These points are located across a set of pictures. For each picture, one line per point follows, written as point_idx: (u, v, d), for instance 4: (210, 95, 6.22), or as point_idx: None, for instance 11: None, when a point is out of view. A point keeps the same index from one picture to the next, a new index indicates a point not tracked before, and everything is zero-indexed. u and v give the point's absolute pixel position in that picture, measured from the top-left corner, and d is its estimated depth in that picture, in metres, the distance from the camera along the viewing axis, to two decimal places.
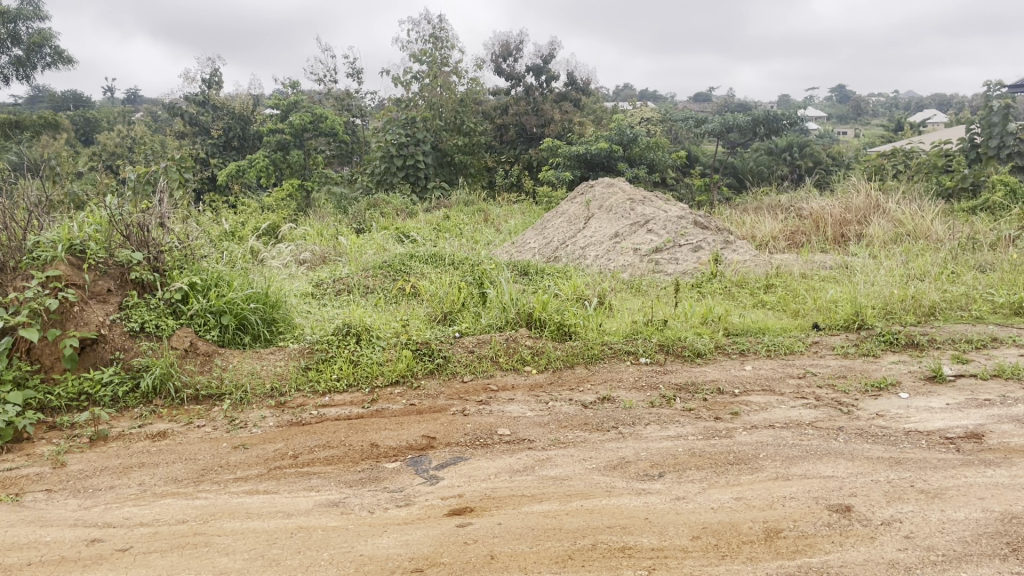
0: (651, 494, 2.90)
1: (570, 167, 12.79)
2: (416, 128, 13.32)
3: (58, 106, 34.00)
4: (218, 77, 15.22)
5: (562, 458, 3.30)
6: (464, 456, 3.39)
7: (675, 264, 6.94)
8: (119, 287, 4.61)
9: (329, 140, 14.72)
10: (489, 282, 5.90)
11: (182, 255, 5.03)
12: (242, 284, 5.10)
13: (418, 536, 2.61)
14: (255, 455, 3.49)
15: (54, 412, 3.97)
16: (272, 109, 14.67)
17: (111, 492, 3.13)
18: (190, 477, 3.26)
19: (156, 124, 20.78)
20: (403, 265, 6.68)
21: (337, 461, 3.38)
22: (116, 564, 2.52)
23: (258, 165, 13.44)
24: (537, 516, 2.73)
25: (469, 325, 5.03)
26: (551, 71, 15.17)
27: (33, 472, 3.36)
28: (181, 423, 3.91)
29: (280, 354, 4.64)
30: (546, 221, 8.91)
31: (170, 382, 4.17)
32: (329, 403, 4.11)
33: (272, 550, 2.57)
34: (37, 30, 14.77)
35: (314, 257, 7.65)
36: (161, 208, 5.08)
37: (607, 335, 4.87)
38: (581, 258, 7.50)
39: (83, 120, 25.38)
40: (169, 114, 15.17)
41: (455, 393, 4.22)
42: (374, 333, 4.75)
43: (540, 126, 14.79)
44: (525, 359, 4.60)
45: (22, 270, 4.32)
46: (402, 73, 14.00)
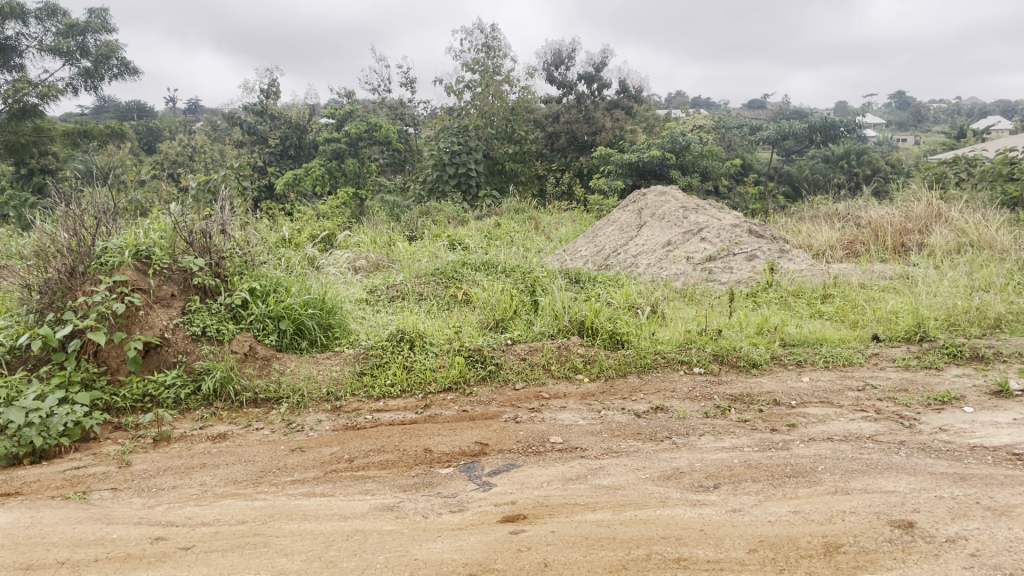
0: (706, 505, 2.87)
1: (622, 175, 12.78)
2: (468, 137, 13.44)
3: (123, 116, 35.17)
4: (276, 87, 15.61)
5: (614, 467, 3.28)
6: (516, 463, 3.40)
7: (729, 273, 6.85)
8: (182, 292, 4.77)
9: (382, 149, 14.94)
10: (540, 291, 5.93)
11: (242, 261, 5.16)
12: (300, 290, 5.23)
13: (471, 542, 2.62)
14: (312, 458, 3.55)
15: (120, 413, 4.08)
16: (328, 119, 14.97)
17: (174, 492, 3.22)
18: (249, 478, 3.33)
19: (214, 133, 21.27)
20: (456, 272, 6.73)
21: (391, 466, 3.42)
22: (179, 561, 2.58)
23: (314, 174, 13.58)
24: (590, 526, 2.72)
25: (520, 333, 5.04)
26: (603, 79, 15.13)
27: (100, 471, 3.46)
28: (241, 426, 4.00)
29: (336, 359, 4.72)
30: (597, 229, 8.88)
31: (230, 385, 4.27)
32: (383, 408, 4.17)
33: (329, 551, 2.61)
34: (104, 43, 15.27)
35: (369, 264, 7.76)
36: (223, 215, 5.19)
37: (660, 344, 4.83)
38: (633, 266, 7.47)
39: (146, 129, 26.12)
40: (228, 124, 15.57)
41: (507, 400, 4.24)
42: (427, 340, 4.79)
43: (591, 134, 14.78)
44: (577, 367, 4.59)
45: (91, 274, 4.46)
46: (454, 82, 14.15)
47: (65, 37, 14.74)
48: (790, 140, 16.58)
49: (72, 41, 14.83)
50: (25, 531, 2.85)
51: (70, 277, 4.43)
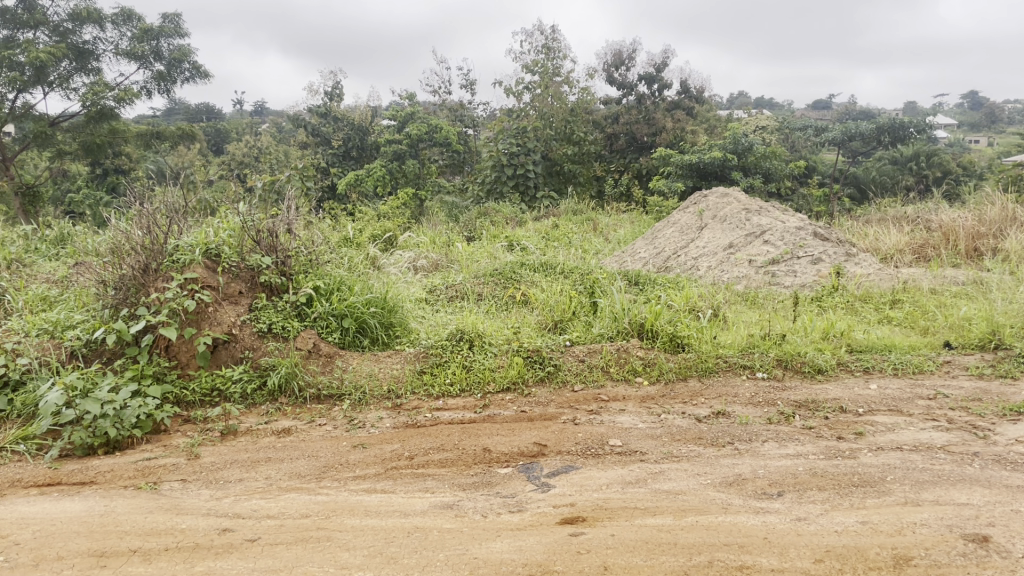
0: (770, 513, 2.82)
1: (682, 176, 12.65)
2: (527, 138, 13.46)
3: (194, 118, 36.31)
4: (339, 90, 15.89)
5: (675, 472, 3.25)
6: (575, 465, 3.39)
7: (793, 277, 6.72)
8: (249, 289, 4.90)
9: (442, 150, 15.04)
10: (599, 292, 5.91)
11: (307, 260, 5.28)
12: (362, 289, 5.32)
13: (530, 543, 2.63)
14: (374, 454, 3.60)
15: (189, 406, 4.20)
16: (389, 120, 15.19)
17: (240, 484, 3.30)
18: (312, 473, 3.40)
19: (280, 134, 21.76)
20: (514, 273, 6.76)
21: (450, 464, 3.44)
22: (245, 553, 2.64)
23: (375, 175, 13.75)
24: (651, 530, 2.70)
25: (580, 334, 5.03)
26: (664, 80, 15.00)
27: (170, 462, 3.57)
28: (304, 421, 4.08)
29: (397, 357, 4.79)
30: (657, 231, 8.81)
31: (294, 381, 4.36)
32: (442, 408, 4.20)
33: (390, 548, 2.64)
34: (177, 47, 15.73)
35: (429, 264, 7.84)
36: (289, 214, 5.31)
37: (722, 348, 4.75)
38: (694, 269, 7.39)
39: (214, 131, 26.86)
40: (293, 125, 15.91)
41: (565, 401, 4.23)
42: (486, 340, 4.82)
43: (651, 135, 14.69)
44: (636, 370, 4.55)
45: (163, 271, 4.60)
46: (514, 83, 14.20)
47: (140, 42, 15.20)
48: (858, 141, 16.18)
49: (147, 46, 15.28)
50: (99, 519, 2.95)
51: (144, 274, 4.57)
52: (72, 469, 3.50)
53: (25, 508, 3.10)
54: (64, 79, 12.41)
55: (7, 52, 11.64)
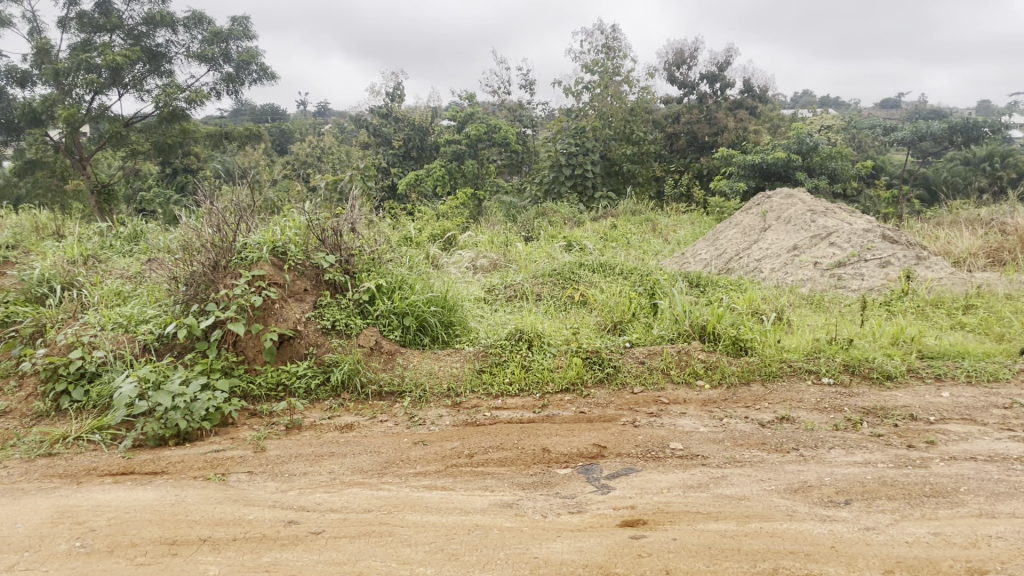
0: (837, 522, 2.76)
1: (744, 176, 12.44)
2: (585, 138, 13.42)
3: (260, 119, 37.19)
4: (401, 90, 16.08)
5: (737, 478, 3.20)
6: (635, 467, 3.36)
7: (860, 280, 6.55)
8: (314, 287, 5.00)
9: (501, 151, 15.09)
10: (660, 293, 5.85)
11: (369, 259, 5.36)
12: (423, 288, 5.38)
13: (591, 545, 2.62)
14: (434, 451, 3.64)
15: (255, 401, 4.30)
16: (449, 121, 15.32)
17: (304, 477, 3.37)
18: (374, 469, 3.45)
19: (342, 134, 22.15)
20: (573, 273, 6.74)
21: (509, 464, 3.46)
22: (310, 545, 2.69)
23: (434, 175, 13.86)
24: (713, 535, 2.67)
25: (640, 335, 4.99)
26: (727, 78, 14.77)
27: (237, 454, 3.66)
28: (366, 417, 4.15)
29: (456, 356, 4.83)
30: (718, 232, 8.68)
31: (357, 377, 4.43)
32: (502, 407, 4.22)
33: (451, 545, 2.66)
34: (245, 49, 16.11)
35: (488, 264, 7.87)
36: (353, 213, 5.40)
37: (787, 352, 4.66)
38: (756, 271, 7.27)
39: (279, 131, 27.46)
40: (355, 126, 16.16)
41: (625, 403, 4.20)
42: (545, 340, 4.82)
43: (713, 135, 14.49)
44: (697, 373, 4.50)
45: (232, 269, 4.73)
46: (573, 83, 14.16)
47: (211, 44, 15.61)
48: (928, 141, 15.69)
49: (217, 48, 15.67)
50: (171, 508, 3.04)
51: (213, 270, 4.70)
52: (145, 459, 3.62)
53: (101, 496, 3.21)
54: (138, 81, 12.81)
55: (86, 55, 12.08)
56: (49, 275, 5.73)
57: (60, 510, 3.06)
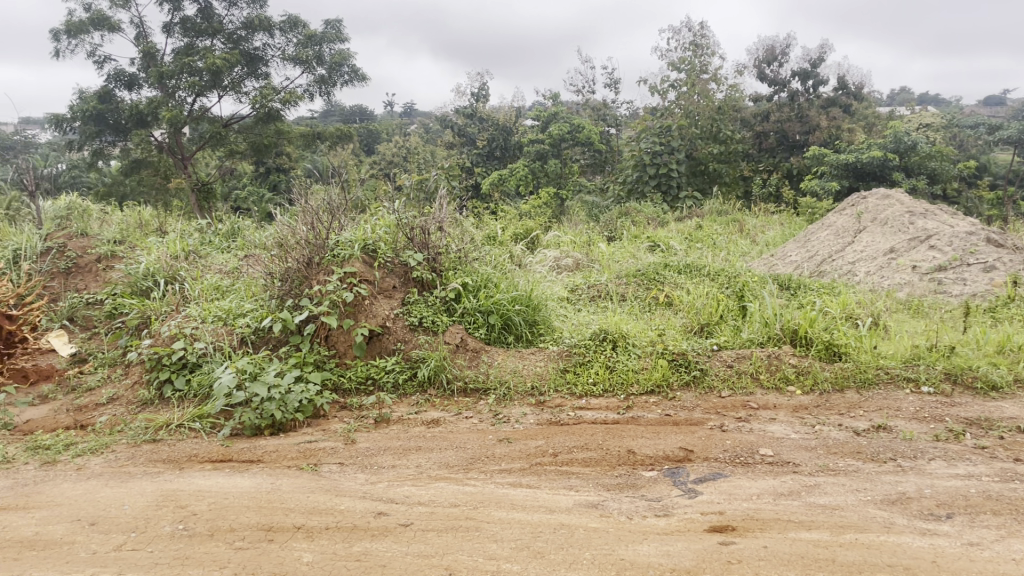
0: (938, 536, 2.65)
1: (837, 176, 12.05)
2: (671, 137, 13.23)
3: (348, 120, 38.12)
4: (486, 91, 16.22)
5: (831, 486, 3.10)
6: (724, 472, 3.30)
7: (962, 285, 6.26)
8: (403, 284, 5.10)
9: (584, 150, 15.02)
10: (749, 296, 5.73)
11: (456, 258, 5.44)
12: (508, 287, 5.42)
13: (679, 549, 2.59)
14: (519, 449, 3.66)
15: (346, 393, 4.41)
16: (533, 121, 15.35)
17: (392, 470, 3.44)
18: (460, 464, 3.50)
19: (428, 134, 22.47)
20: (657, 275, 6.66)
21: (594, 464, 3.45)
22: (399, 537, 2.75)
23: (518, 174, 13.91)
24: (806, 544, 2.60)
25: (728, 339, 4.90)
26: (820, 75, 14.34)
27: (328, 446, 3.76)
28: (452, 413, 4.20)
29: (540, 355, 4.84)
30: (810, 233, 8.43)
31: (443, 374, 4.50)
32: (586, 407, 4.21)
33: (537, 542, 2.67)
34: (337, 51, 16.53)
35: (572, 263, 7.86)
36: (441, 212, 5.48)
37: (883, 359, 4.50)
38: (850, 275, 7.03)
39: (366, 132, 28.06)
40: (440, 126, 16.38)
41: (712, 407, 4.14)
42: (630, 341, 4.78)
43: (805, 133, 14.08)
44: (788, 378, 4.38)
45: (324, 265, 4.88)
46: (659, 81, 14.01)
47: (304, 47, 16.08)
48: None
49: (311, 51, 16.12)
50: (267, 496, 3.16)
51: (307, 267, 4.87)
52: (242, 447, 3.76)
53: (201, 481, 3.35)
54: (237, 83, 13.29)
55: (188, 59, 12.61)
56: (152, 271, 6.00)
57: (164, 494, 3.21)
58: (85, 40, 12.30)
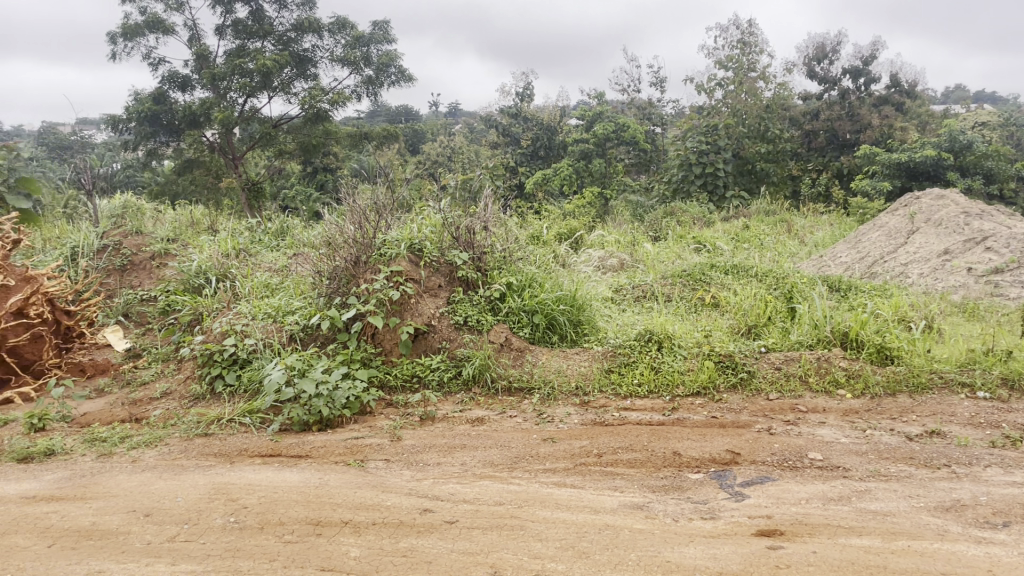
0: (994, 544, 2.58)
1: (889, 176, 11.79)
2: (718, 136, 13.04)
3: (393, 120, 38.46)
4: (531, 90, 16.22)
5: (883, 492, 3.04)
6: (771, 476, 3.26)
7: (1020, 288, 6.07)
8: (448, 283, 5.14)
9: (629, 149, 14.93)
10: (798, 298, 5.64)
11: (501, 257, 5.45)
12: (552, 287, 5.41)
13: (726, 552, 2.56)
14: (563, 449, 3.66)
15: (392, 391, 4.46)
16: (578, 120, 15.30)
17: (438, 468, 3.47)
18: (505, 463, 3.51)
19: (473, 134, 22.56)
20: (703, 275, 6.59)
21: (639, 465, 3.43)
22: (444, 534, 2.77)
23: (562, 174, 13.87)
24: (857, 551, 2.56)
25: (776, 341, 4.83)
26: (872, 73, 14.05)
27: (375, 442, 3.81)
28: (496, 412, 4.22)
29: (585, 355, 4.83)
30: (861, 234, 8.26)
31: (487, 372, 4.52)
32: (631, 408, 4.19)
33: (582, 542, 2.67)
34: (385, 52, 16.68)
35: (617, 263, 7.82)
36: (486, 212, 5.50)
37: (937, 363, 4.40)
38: (902, 277, 6.88)
39: (411, 132, 28.27)
40: (485, 126, 16.42)
41: (760, 410, 4.08)
42: (676, 342, 4.74)
43: (855, 132, 13.80)
44: (838, 381, 4.31)
45: (372, 264, 4.94)
46: (706, 80, 13.87)
47: (352, 49, 16.27)
48: None
49: (358, 52, 16.30)
50: (315, 490, 3.21)
51: (355, 265, 4.93)
52: (291, 442, 3.83)
53: (252, 475, 3.42)
54: (286, 84, 13.49)
55: (240, 61, 12.85)
56: (204, 268, 6.13)
57: (216, 487, 3.28)
58: (140, 43, 12.62)
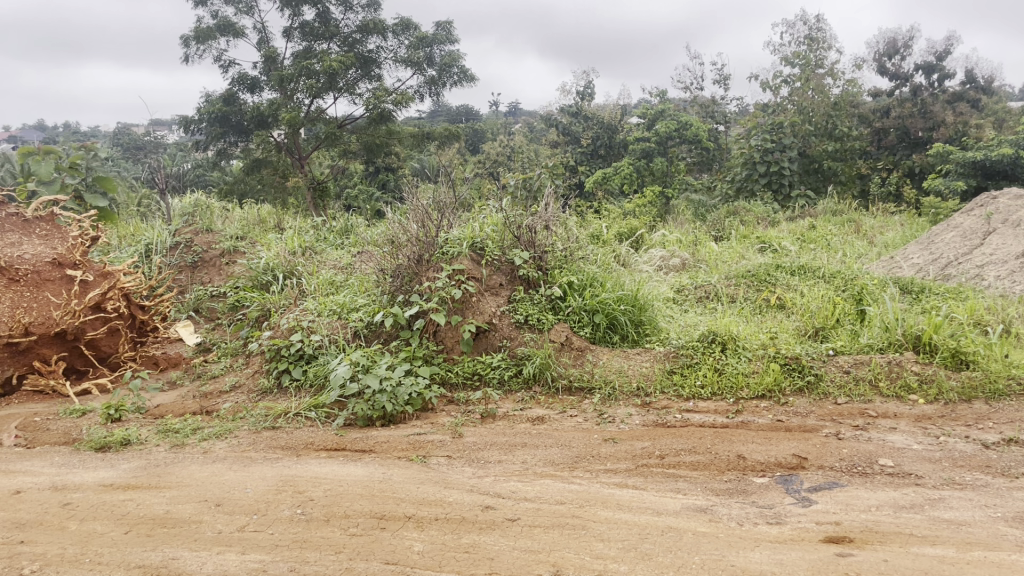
0: None
1: (963, 175, 11.39)
2: (783, 133, 12.76)
3: (454, 120, 38.74)
4: (592, 89, 16.16)
5: (958, 501, 2.95)
6: (840, 482, 3.18)
7: None
8: (509, 282, 5.16)
9: (691, 147, 14.74)
10: (867, 300, 5.49)
11: (562, 256, 5.45)
12: (614, 286, 5.38)
13: (793, 558, 2.51)
14: (624, 450, 3.64)
15: (453, 388, 4.50)
16: (639, 119, 15.16)
17: (499, 465, 3.49)
18: (566, 462, 3.50)
19: (533, 133, 22.56)
20: (768, 276, 6.47)
21: (702, 468, 3.39)
22: (506, 531, 2.78)
23: (623, 173, 13.76)
24: (930, 560, 2.48)
25: (844, 343, 4.71)
26: (946, 69, 13.59)
27: (437, 439, 3.85)
28: (556, 411, 4.22)
29: (646, 356, 4.79)
30: (934, 235, 8.00)
31: (548, 371, 4.52)
32: (693, 409, 4.14)
33: (644, 544, 2.65)
34: (448, 53, 16.82)
35: (679, 263, 7.72)
36: (548, 211, 5.50)
37: (1016, 369, 4.23)
38: (978, 279, 6.64)
39: (472, 132, 28.43)
40: (545, 125, 16.40)
41: (827, 414, 3.99)
42: (740, 344, 4.66)
43: (928, 130, 13.37)
44: (911, 387, 4.18)
45: (434, 262, 4.99)
46: (771, 77, 13.62)
47: (415, 49, 16.43)
48: None
49: (422, 53, 16.46)
50: (379, 485, 3.25)
51: (418, 263, 4.99)
52: (355, 437, 3.89)
53: (318, 468, 3.49)
54: (351, 85, 13.70)
55: (307, 62, 13.10)
56: (272, 266, 6.28)
57: (283, 479, 3.35)
58: (212, 46, 12.96)
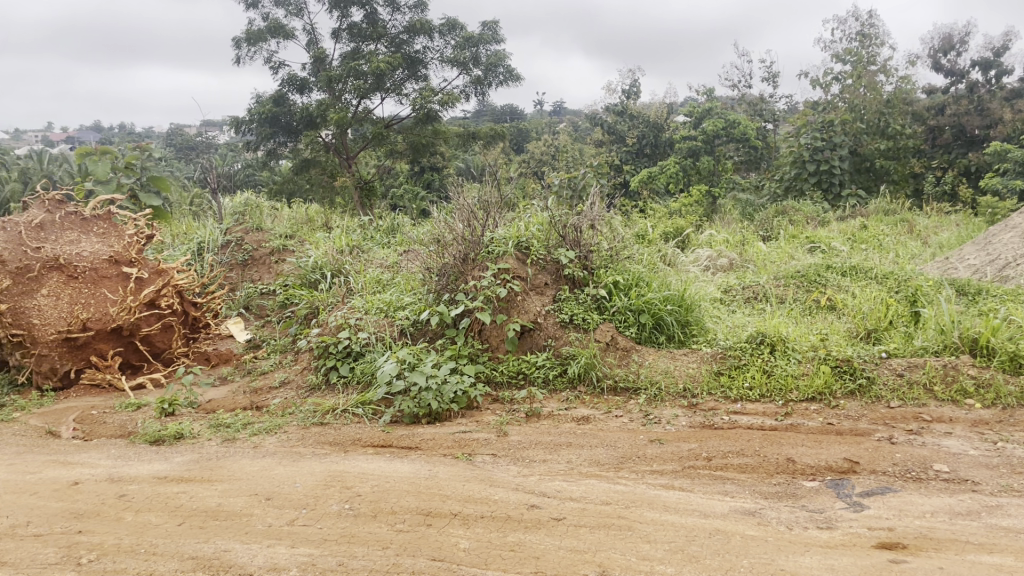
0: None
1: (1021, 174, 11.07)
2: (833, 132, 12.59)
3: (498, 120, 38.82)
4: (637, 88, 16.05)
5: (1017, 509, 2.86)
6: (892, 487, 3.12)
7: None
8: (554, 281, 5.16)
9: (739, 146, 14.55)
10: (922, 302, 5.36)
11: (608, 256, 5.42)
12: (660, 286, 5.34)
13: (844, 563, 2.47)
14: (671, 451, 3.61)
15: (498, 386, 4.51)
16: (686, 117, 15.02)
17: (544, 465, 3.48)
18: (612, 463, 3.49)
19: (579, 133, 22.48)
20: (818, 277, 6.35)
21: (750, 470, 3.35)
22: (551, 530, 2.78)
23: (668, 172, 13.63)
24: (988, 569, 2.41)
25: (898, 346, 4.60)
26: (1005, 65, 13.20)
27: (482, 437, 3.86)
28: (601, 411, 4.20)
29: (693, 356, 4.75)
30: (992, 236, 7.78)
31: (593, 371, 4.50)
32: (741, 411, 4.09)
33: (691, 546, 2.63)
34: (493, 53, 16.86)
35: (726, 263, 7.63)
36: (594, 210, 5.48)
37: None
38: None
39: (518, 132, 28.45)
40: (591, 124, 16.33)
41: (879, 418, 3.91)
42: (790, 345, 4.59)
43: (985, 127, 13.01)
44: (967, 391, 4.07)
45: (479, 261, 5.02)
46: (821, 74, 13.39)
47: (462, 49, 16.51)
48: None
49: (468, 53, 16.54)
50: (425, 482, 3.28)
51: (463, 262, 5.02)
52: (401, 434, 3.93)
53: (365, 465, 3.52)
54: (398, 86, 13.82)
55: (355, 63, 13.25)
56: (320, 264, 6.37)
57: (331, 474, 3.40)
58: (263, 47, 13.20)
